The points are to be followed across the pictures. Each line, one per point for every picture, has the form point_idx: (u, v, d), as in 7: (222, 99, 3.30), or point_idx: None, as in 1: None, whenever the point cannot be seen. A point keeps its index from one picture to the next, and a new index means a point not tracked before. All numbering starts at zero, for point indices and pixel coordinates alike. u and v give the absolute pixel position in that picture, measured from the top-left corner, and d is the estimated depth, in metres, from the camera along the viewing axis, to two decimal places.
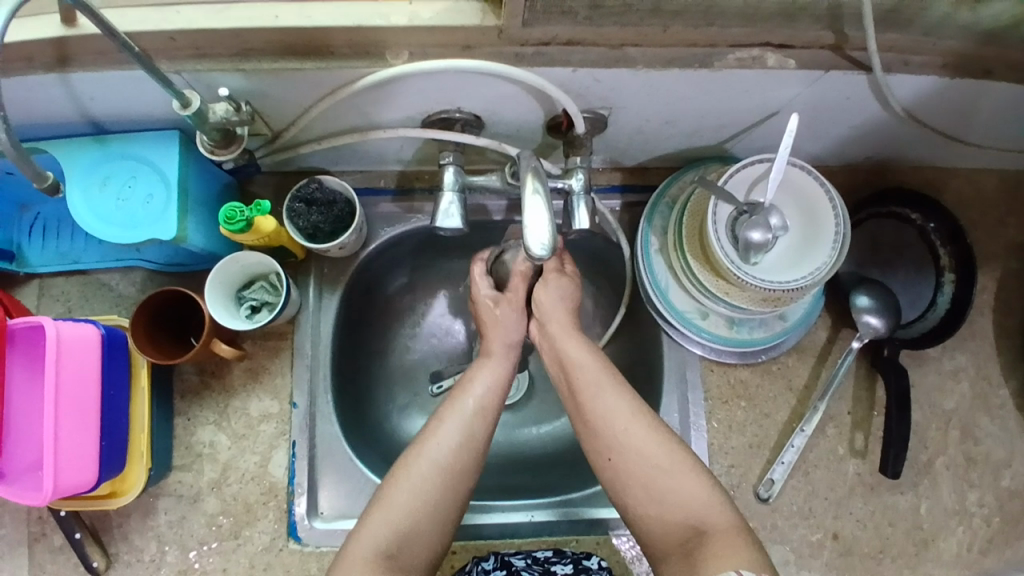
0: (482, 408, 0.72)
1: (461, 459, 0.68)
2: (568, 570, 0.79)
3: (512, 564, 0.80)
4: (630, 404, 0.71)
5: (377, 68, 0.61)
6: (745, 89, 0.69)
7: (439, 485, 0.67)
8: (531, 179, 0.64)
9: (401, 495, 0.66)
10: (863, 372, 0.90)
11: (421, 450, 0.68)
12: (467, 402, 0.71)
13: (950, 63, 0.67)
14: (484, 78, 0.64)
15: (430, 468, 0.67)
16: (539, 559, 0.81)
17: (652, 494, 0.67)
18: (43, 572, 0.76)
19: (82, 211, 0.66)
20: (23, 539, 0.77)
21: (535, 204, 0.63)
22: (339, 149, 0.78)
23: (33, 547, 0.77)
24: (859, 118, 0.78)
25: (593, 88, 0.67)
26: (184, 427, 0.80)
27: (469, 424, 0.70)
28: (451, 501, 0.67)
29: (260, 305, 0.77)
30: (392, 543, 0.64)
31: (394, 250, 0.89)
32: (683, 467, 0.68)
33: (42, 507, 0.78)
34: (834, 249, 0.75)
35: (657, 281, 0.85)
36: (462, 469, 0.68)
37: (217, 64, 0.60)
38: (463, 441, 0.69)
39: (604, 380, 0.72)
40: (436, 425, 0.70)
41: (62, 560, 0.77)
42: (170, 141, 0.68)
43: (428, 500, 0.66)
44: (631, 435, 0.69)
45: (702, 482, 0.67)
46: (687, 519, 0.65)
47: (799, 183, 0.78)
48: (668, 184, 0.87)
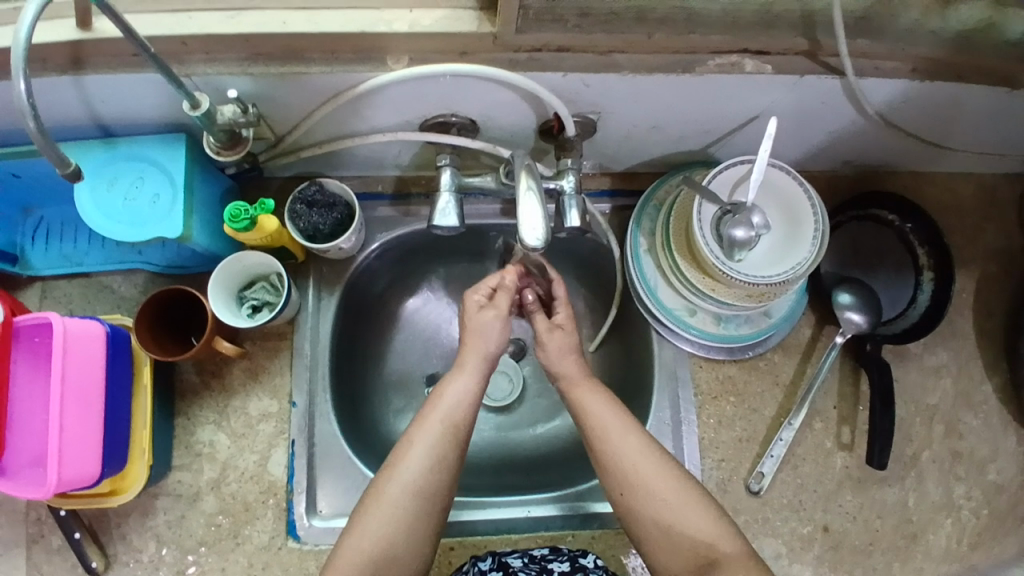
0: (450, 424, 0.71)
1: (433, 478, 0.69)
2: (565, 567, 0.78)
3: (510, 565, 0.78)
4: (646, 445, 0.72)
5: (378, 73, 0.64)
6: (727, 94, 0.73)
7: (411, 508, 0.67)
8: (525, 177, 0.67)
9: (375, 524, 0.66)
10: (847, 368, 0.93)
11: (393, 476, 0.68)
12: (435, 424, 0.71)
13: (920, 68, 0.71)
14: (478, 82, 0.67)
15: (404, 493, 0.67)
16: (536, 557, 0.80)
17: (658, 525, 0.69)
18: (39, 573, 0.76)
19: (89, 209, 0.68)
20: (19, 540, 0.77)
21: (528, 200, 0.66)
22: (339, 153, 0.81)
23: (29, 547, 0.77)
24: (837, 123, 0.82)
25: (583, 93, 0.71)
26: (184, 427, 0.81)
27: (440, 442, 0.70)
28: (424, 524, 0.68)
29: (261, 304, 0.79)
30: (369, 574, 0.65)
31: (392, 253, 0.92)
32: (694, 499, 0.69)
33: (38, 508, 0.78)
34: (815, 244, 0.78)
35: (646, 280, 0.88)
36: (435, 489, 0.69)
37: (226, 68, 0.63)
38: (432, 461, 0.69)
39: (632, 444, 0.72)
40: (407, 447, 0.70)
41: (57, 561, 0.77)
42: (178, 144, 0.71)
43: (405, 525, 0.67)
44: (653, 488, 0.70)
45: (708, 513, 0.69)
46: (700, 551, 0.67)
47: (779, 183, 0.81)
48: (656, 187, 0.91)
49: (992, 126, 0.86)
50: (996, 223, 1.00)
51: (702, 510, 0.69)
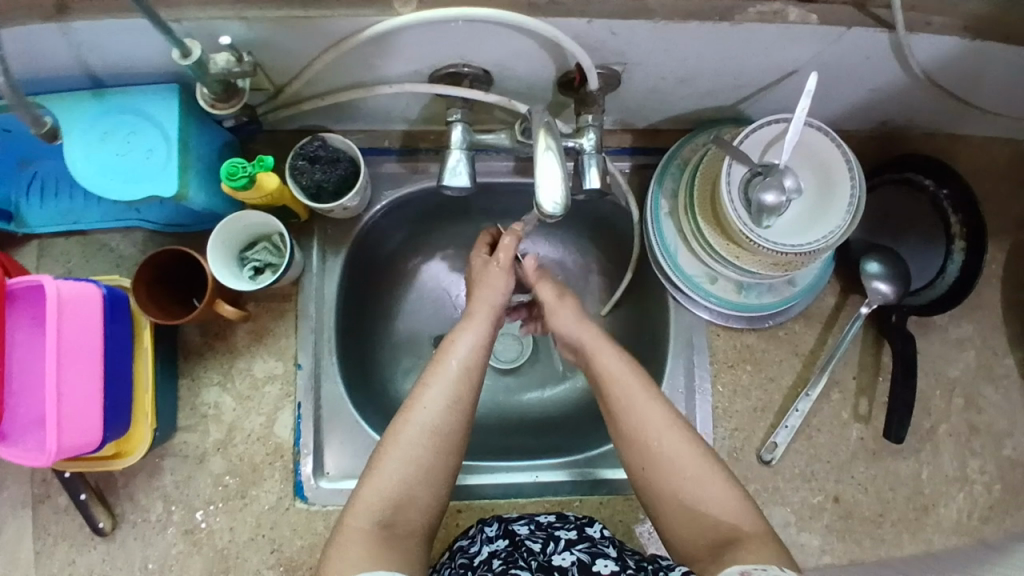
0: (466, 369, 0.72)
1: (449, 420, 0.69)
2: (572, 536, 0.76)
3: (515, 533, 0.77)
4: (665, 412, 0.70)
5: (386, 17, 0.59)
6: (764, 46, 0.67)
7: (428, 451, 0.67)
8: (543, 135, 0.63)
9: (393, 465, 0.66)
10: (870, 338, 0.90)
11: (409, 419, 0.68)
12: (448, 368, 0.71)
13: (971, 28, 0.64)
14: (493, 28, 0.62)
15: (419, 436, 0.67)
16: (542, 525, 0.78)
17: (678, 498, 0.67)
18: (48, 533, 0.77)
19: (79, 167, 0.64)
20: (28, 500, 0.77)
21: (547, 161, 0.61)
22: (344, 106, 0.76)
23: (38, 508, 0.77)
24: (879, 80, 0.76)
25: (609, 42, 0.65)
26: (189, 388, 0.79)
27: (457, 386, 0.70)
28: (442, 468, 0.67)
29: (263, 266, 0.76)
30: (386, 515, 0.64)
31: (399, 212, 0.87)
32: (717, 475, 0.67)
33: (45, 470, 0.78)
34: (848, 213, 0.73)
35: (666, 245, 0.84)
36: (451, 432, 0.69)
37: (218, 11, 0.57)
38: (449, 402, 0.69)
39: (637, 391, 0.71)
40: (422, 391, 0.70)
41: (67, 520, 0.77)
42: (171, 95, 0.66)
43: (421, 465, 0.67)
44: (666, 444, 0.68)
45: (731, 490, 0.66)
46: (720, 529, 0.65)
47: (813, 145, 0.75)
48: (680, 145, 0.85)
49: None
50: None
51: (724, 487, 0.66)
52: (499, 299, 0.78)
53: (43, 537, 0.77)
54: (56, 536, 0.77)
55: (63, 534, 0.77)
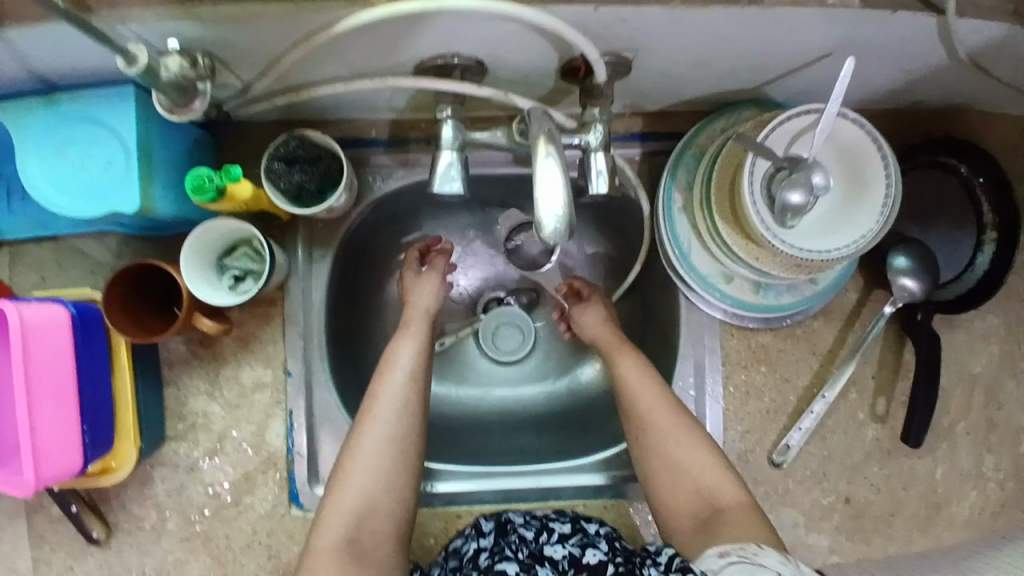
0: (412, 375, 0.70)
1: (403, 428, 0.67)
2: (565, 528, 0.74)
3: (511, 521, 0.77)
4: (658, 382, 0.73)
5: (354, 10, 0.50)
6: (797, 29, 0.58)
7: (388, 461, 0.66)
8: (543, 140, 0.56)
9: (353, 478, 0.64)
10: (890, 336, 0.85)
11: (364, 429, 0.67)
12: (393, 377, 0.69)
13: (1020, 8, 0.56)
14: (480, 18, 0.53)
15: (377, 446, 0.66)
16: (539, 516, 0.78)
17: (664, 461, 0.70)
18: (43, 542, 0.77)
19: (34, 180, 0.60)
20: (24, 506, 0.77)
21: (548, 167, 0.54)
22: (320, 99, 0.69)
23: (33, 517, 0.77)
24: (918, 63, 0.67)
25: (616, 28, 0.56)
26: (175, 398, 0.77)
27: (404, 394, 0.68)
28: (403, 475, 0.66)
29: (244, 274, 0.72)
30: (353, 530, 0.63)
31: (389, 206, 0.82)
32: (702, 444, 0.71)
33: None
34: (882, 215, 0.66)
35: (678, 242, 0.78)
36: (407, 440, 0.67)
37: (166, 10, 0.49)
38: (401, 410, 0.67)
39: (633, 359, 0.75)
40: (372, 398, 0.68)
41: (62, 530, 0.77)
42: (124, 99, 0.59)
43: (382, 476, 0.65)
44: (654, 411, 0.72)
45: (716, 460, 0.70)
46: (703, 498, 0.69)
47: (847, 137, 0.67)
48: (696, 130, 0.77)
49: None
50: None
51: (709, 455, 0.70)
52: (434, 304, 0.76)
53: (41, 545, 0.77)
54: (53, 545, 0.77)
55: (60, 542, 0.77)
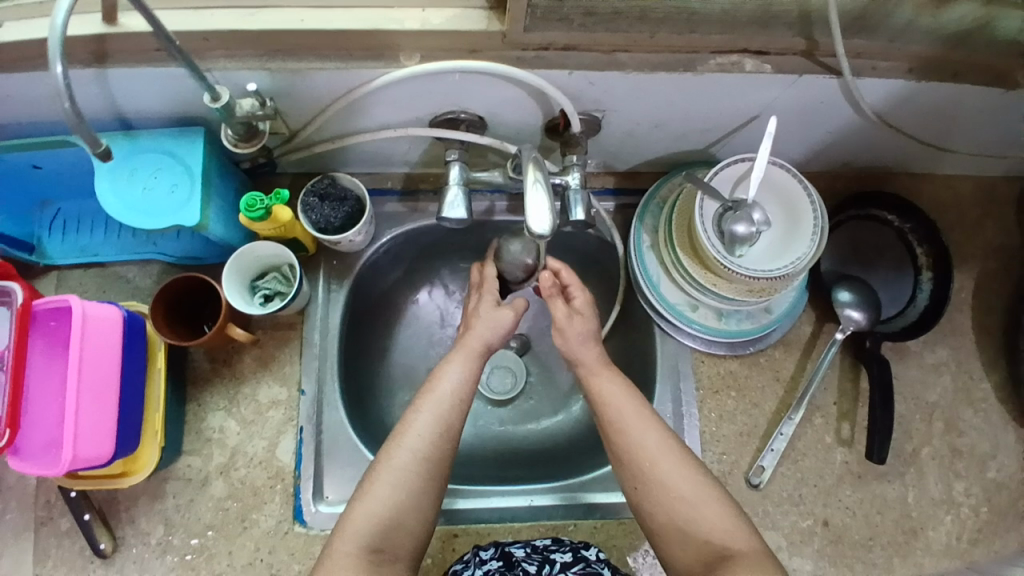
0: (455, 397, 0.75)
1: (437, 446, 0.72)
2: (567, 558, 0.79)
3: (512, 556, 0.79)
4: (659, 433, 0.73)
5: (391, 69, 0.67)
6: (726, 93, 0.76)
7: (418, 475, 0.70)
8: (532, 169, 0.66)
9: (383, 489, 0.69)
10: (847, 364, 0.94)
11: (401, 443, 0.72)
12: (434, 397, 0.74)
13: (916, 67, 0.74)
14: (484, 78, 0.70)
15: (409, 460, 0.71)
16: (539, 548, 0.80)
17: (670, 514, 0.69)
18: (47, 555, 0.82)
19: (106, 196, 0.72)
20: (32, 523, 0.83)
21: (535, 191, 0.65)
22: (352, 148, 0.84)
23: (40, 530, 0.83)
24: (835, 123, 0.85)
25: (588, 91, 0.72)
26: (195, 413, 0.83)
27: (444, 414, 0.74)
28: (429, 492, 0.71)
29: (272, 294, 0.82)
30: (376, 539, 0.67)
31: (399, 249, 0.94)
32: (708, 494, 0.69)
33: (49, 492, 0.84)
34: (814, 240, 0.79)
35: (649, 276, 0.89)
36: (438, 458, 0.72)
37: (245, 63, 0.66)
38: (438, 428, 0.73)
39: (635, 414, 0.75)
40: (413, 416, 0.74)
41: (66, 544, 0.82)
42: (195, 137, 0.74)
43: (410, 490, 0.70)
44: (660, 466, 0.71)
45: (724, 508, 0.69)
46: (712, 546, 0.67)
47: (778, 181, 0.82)
48: (658, 186, 0.92)
49: (995, 125, 0.88)
50: (995, 223, 1.01)
51: (716, 504, 0.69)
52: (490, 337, 0.80)
53: (42, 560, 0.82)
54: (55, 559, 0.82)
55: (62, 558, 0.81)
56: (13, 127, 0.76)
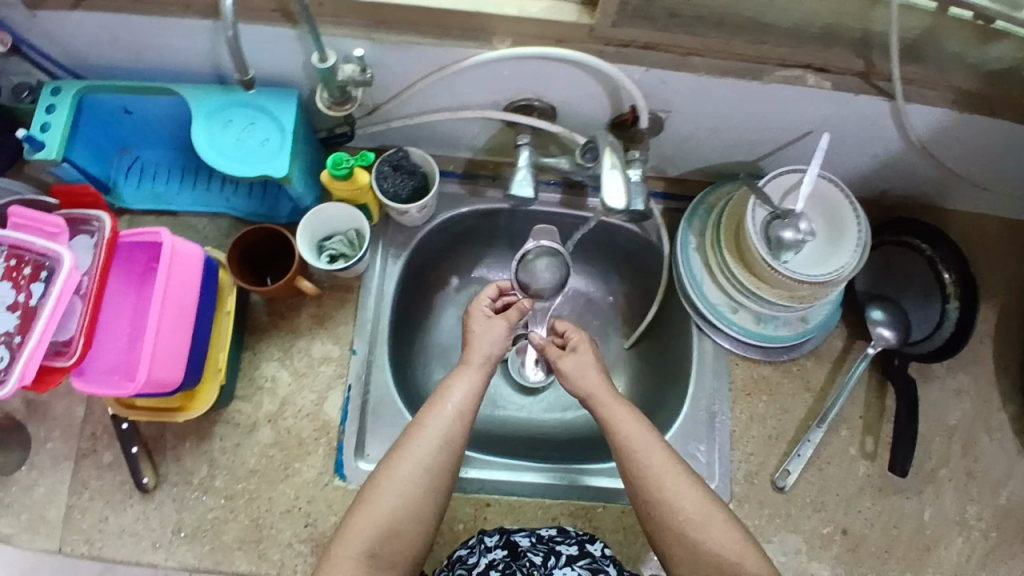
0: (460, 413, 0.75)
1: (441, 461, 0.73)
2: (573, 551, 0.78)
3: (518, 544, 0.79)
4: (662, 449, 0.73)
5: (483, 50, 0.72)
6: (784, 105, 0.81)
7: (417, 491, 0.71)
8: (609, 154, 0.70)
9: (385, 499, 0.70)
10: (873, 381, 0.98)
11: (405, 458, 0.72)
12: (443, 411, 0.74)
13: (960, 99, 0.79)
14: (566, 67, 0.75)
15: (414, 474, 0.71)
16: (545, 538, 0.80)
17: (677, 531, 0.69)
18: (87, 485, 0.84)
19: (202, 142, 0.76)
20: (75, 453, 0.85)
21: (612, 175, 0.68)
22: (424, 126, 0.89)
23: (82, 461, 0.85)
24: (879, 147, 0.90)
25: (658, 90, 0.78)
26: (250, 360, 0.88)
27: (448, 430, 0.74)
28: (430, 505, 0.72)
29: (338, 255, 0.87)
30: (376, 544, 0.69)
31: (450, 229, 0.99)
32: (716, 515, 0.70)
33: (96, 425, 0.86)
34: (857, 250, 0.83)
35: (693, 275, 0.92)
36: (441, 472, 0.73)
37: (353, 30, 0.71)
38: (442, 444, 0.73)
39: (637, 427, 0.74)
40: (416, 429, 0.74)
41: (107, 476, 0.84)
42: (289, 98, 0.79)
43: (412, 503, 0.71)
44: (665, 481, 0.71)
45: (731, 528, 0.69)
46: (717, 565, 0.68)
47: (825, 194, 0.87)
48: (708, 192, 0.96)
49: None
50: (1018, 260, 1.06)
51: (723, 525, 0.69)
52: (493, 349, 0.80)
53: (81, 490, 0.84)
54: (94, 490, 0.84)
55: (101, 489, 0.84)
56: (113, 69, 0.81)
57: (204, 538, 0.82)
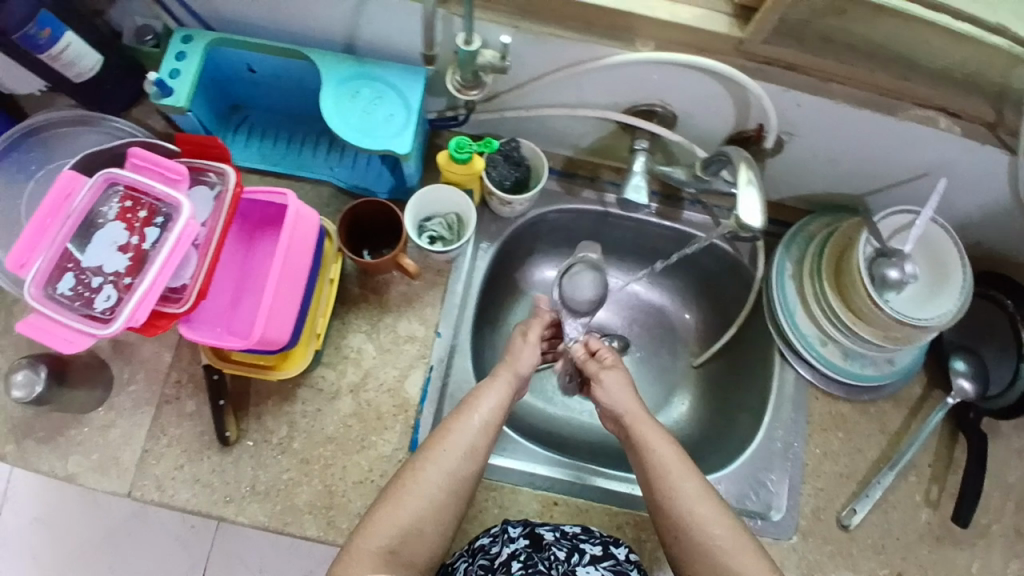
0: (486, 424, 0.77)
1: (465, 467, 0.74)
2: (597, 550, 0.78)
3: (542, 537, 0.78)
4: (694, 481, 0.72)
5: (626, 51, 0.72)
6: (908, 144, 0.80)
7: (441, 492, 0.72)
8: (745, 169, 0.68)
9: (410, 500, 0.71)
10: (944, 431, 0.97)
11: (432, 459, 0.74)
12: (471, 419, 0.77)
13: None
14: (702, 78, 0.75)
15: (439, 478, 0.73)
16: (568, 534, 0.80)
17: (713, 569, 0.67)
18: (165, 432, 0.85)
19: (329, 110, 0.76)
20: (156, 399, 0.86)
21: (748, 191, 0.67)
22: (536, 120, 0.89)
23: (162, 407, 0.86)
24: (989, 198, 0.89)
25: (791, 112, 0.77)
26: (337, 329, 0.88)
27: (474, 439, 0.76)
28: (451, 508, 0.73)
29: (436, 237, 0.88)
30: (396, 542, 0.70)
31: (540, 224, 0.99)
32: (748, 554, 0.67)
33: (180, 373, 0.87)
34: (961, 296, 0.83)
35: (786, 303, 0.93)
36: (465, 478, 0.74)
37: (499, 17, 0.71)
38: (467, 452, 0.75)
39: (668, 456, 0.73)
40: (445, 434, 0.76)
41: (186, 426, 0.85)
42: (417, 77, 0.79)
43: (435, 505, 0.72)
44: (699, 514, 0.69)
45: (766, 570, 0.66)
46: None
47: (934, 240, 0.87)
48: (806, 221, 0.96)
49: None
50: None
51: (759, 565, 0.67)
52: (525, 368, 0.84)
53: (158, 436, 0.84)
54: (171, 437, 0.84)
55: (179, 437, 0.84)
56: (244, 25, 0.81)
57: (276, 498, 0.82)
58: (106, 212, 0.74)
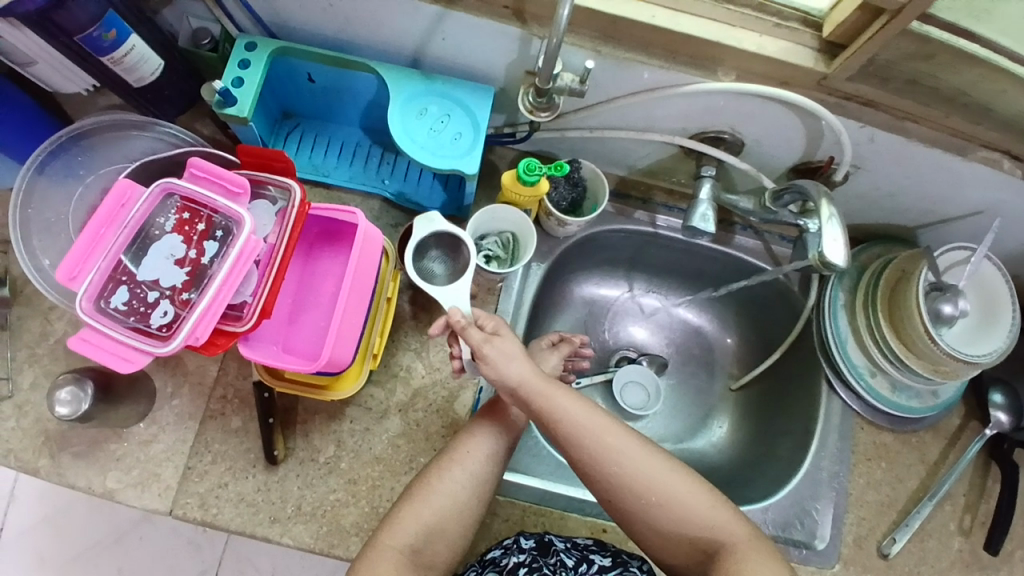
0: (511, 427, 0.77)
1: (490, 471, 0.74)
2: (608, 561, 0.78)
3: (553, 545, 0.78)
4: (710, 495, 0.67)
5: (707, 80, 0.71)
6: (968, 184, 0.81)
7: (465, 494, 0.72)
8: (825, 204, 0.70)
9: (432, 498, 0.71)
10: (981, 462, 0.97)
11: (455, 459, 0.73)
12: (497, 422, 0.76)
13: None
14: (778, 109, 0.74)
15: (464, 481, 0.72)
16: (580, 545, 0.80)
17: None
18: (209, 448, 0.82)
19: (397, 127, 0.74)
20: (201, 414, 0.84)
21: (831, 228, 0.69)
22: (596, 141, 0.88)
23: (206, 422, 0.83)
24: None
25: (863, 147, 0.78)
26: (387, 347, 0.87)
27: (502, 442, 0.76)
28: (476, 510, 0.72)
29: (491, 257, 0.86)
30: (420, 540, 0.69)
31: (589, 244, 0.98)
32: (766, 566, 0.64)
33: (225, 388, 0.85)
34: (1012, 335, 0.83)
35: (838, 333, 0.94)
36: (490, 482, 0.74)
37: (579, 40, 0.69)
38: (492, 455, 0.74)
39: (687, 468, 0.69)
40: (469, 436, 0.75)
41: (230, 442, 0.82)
42: (488, 96, 0.77)
43: (460, 506, 0.72)
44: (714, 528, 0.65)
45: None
46: None
47: (987, 278, 0.88)
48: (858, 251, 0.97)
49: None
50: None
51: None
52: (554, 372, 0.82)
53: (201, 452, 0.82)
54: (215, 454, 0.82)
55: (223, 454, 0.82)
56: (309, 35, 0.79)
57: (321, 519, 0.80)
58: (163, 224, 0.71)
